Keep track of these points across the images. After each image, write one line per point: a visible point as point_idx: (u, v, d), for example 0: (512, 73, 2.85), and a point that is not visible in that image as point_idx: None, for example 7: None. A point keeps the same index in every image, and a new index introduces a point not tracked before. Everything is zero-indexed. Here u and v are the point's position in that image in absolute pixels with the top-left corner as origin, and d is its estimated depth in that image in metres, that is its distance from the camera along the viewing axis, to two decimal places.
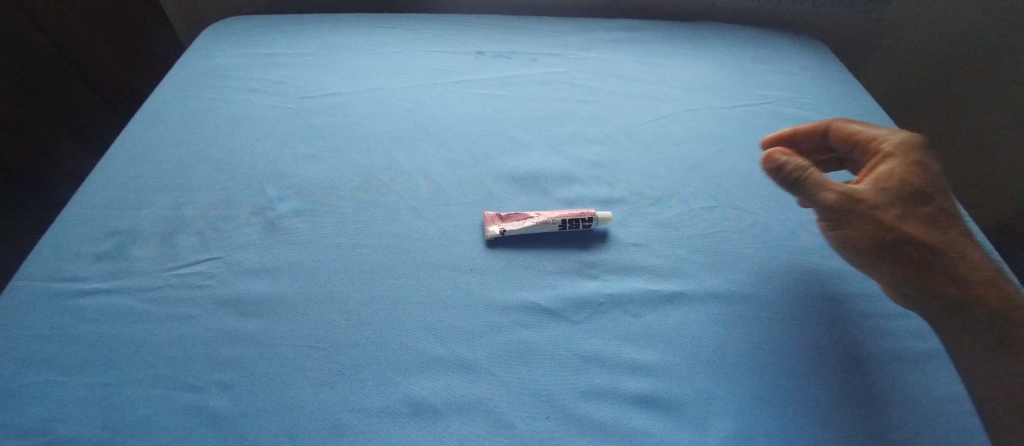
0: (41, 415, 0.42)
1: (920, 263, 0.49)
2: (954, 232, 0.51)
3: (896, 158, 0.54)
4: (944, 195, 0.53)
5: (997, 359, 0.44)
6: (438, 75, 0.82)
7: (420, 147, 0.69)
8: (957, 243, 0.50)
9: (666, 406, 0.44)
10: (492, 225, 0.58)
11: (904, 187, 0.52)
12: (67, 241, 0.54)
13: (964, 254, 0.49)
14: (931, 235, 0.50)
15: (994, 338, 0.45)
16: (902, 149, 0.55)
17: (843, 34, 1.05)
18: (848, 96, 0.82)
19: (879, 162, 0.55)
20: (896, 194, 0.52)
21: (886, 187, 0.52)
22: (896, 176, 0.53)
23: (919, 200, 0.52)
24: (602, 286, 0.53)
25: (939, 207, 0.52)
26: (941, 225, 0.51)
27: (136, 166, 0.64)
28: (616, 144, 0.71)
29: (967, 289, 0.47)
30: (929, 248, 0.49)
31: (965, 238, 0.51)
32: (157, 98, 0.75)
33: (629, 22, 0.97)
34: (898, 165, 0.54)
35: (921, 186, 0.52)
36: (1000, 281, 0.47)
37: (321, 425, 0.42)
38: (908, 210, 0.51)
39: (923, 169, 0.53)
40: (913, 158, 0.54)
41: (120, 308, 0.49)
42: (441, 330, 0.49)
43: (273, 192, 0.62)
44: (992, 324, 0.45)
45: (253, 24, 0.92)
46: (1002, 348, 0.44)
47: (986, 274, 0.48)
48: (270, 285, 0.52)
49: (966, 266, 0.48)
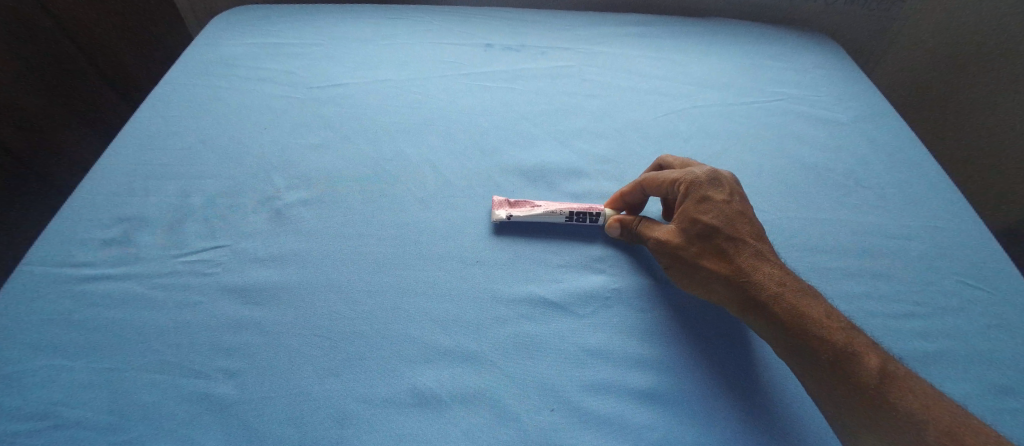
0: (49, 399, 0.42)
1: (742, 303, 0.47)
2: (758, 269, 0.48)
3: (689, 196, 0.52)
4: (738, 226, 0.50)
5: (851, 410, 0.41)
6: (447, 67, 0.81)
7: (426, 139, 0.69)
8: (752, 275, 0.47)
9: (670, 402, 0.44)
10: (500, 209, 0.58)
11: (693, 228, 0.50)
12: (75, 226, 0.55)
13: (755, 286, 0.47)
14: (733, 274, 0.48)
15: (840, 381, 0.42)
16: (695, 186, 0.52)
17: (855, 33, 1.04)
18: (860, 94, 0.81)
19: (680, 202, 0.52)
20: (690, 234, 0.50)
21: (683, 230, 0.51)
22: (687, 213, 0.51)
23: (708, 240, 0.49)
24: (608, 281, 0.53)
25: (746, 244, 0.49)
26: (735, 261, 0.48)
27: (143, 153, 0.64)
28: (624, 139, 0.71)
29: (790, 330, 0.44)
30: (731, 290, 0.48)
31: (764, 268, 0.48)
32: (164, 85, 0.74)
33: (639, 17, 0.96)
34: (688, 204, 0.51)
35: (709, 222, 0.50)
36: (821, 319, 0.44)
37: (327, 413, 0.42)
38: (702, 249, 0.49)
39: (711, 203, 0.51)
40: (700, 193, 0.51)
41: (127, 293, 0.49)
42: (446, 321, 0.48)
43: (280, 181, 0.62)
44: (821, 369, 0.43)
45: (261, 13, 0.91)
46: (853, 396, 0.41)
47: (789, 302, 0.45)
48: (276, 274, 0.52)
49: (776, 308, 0.45)
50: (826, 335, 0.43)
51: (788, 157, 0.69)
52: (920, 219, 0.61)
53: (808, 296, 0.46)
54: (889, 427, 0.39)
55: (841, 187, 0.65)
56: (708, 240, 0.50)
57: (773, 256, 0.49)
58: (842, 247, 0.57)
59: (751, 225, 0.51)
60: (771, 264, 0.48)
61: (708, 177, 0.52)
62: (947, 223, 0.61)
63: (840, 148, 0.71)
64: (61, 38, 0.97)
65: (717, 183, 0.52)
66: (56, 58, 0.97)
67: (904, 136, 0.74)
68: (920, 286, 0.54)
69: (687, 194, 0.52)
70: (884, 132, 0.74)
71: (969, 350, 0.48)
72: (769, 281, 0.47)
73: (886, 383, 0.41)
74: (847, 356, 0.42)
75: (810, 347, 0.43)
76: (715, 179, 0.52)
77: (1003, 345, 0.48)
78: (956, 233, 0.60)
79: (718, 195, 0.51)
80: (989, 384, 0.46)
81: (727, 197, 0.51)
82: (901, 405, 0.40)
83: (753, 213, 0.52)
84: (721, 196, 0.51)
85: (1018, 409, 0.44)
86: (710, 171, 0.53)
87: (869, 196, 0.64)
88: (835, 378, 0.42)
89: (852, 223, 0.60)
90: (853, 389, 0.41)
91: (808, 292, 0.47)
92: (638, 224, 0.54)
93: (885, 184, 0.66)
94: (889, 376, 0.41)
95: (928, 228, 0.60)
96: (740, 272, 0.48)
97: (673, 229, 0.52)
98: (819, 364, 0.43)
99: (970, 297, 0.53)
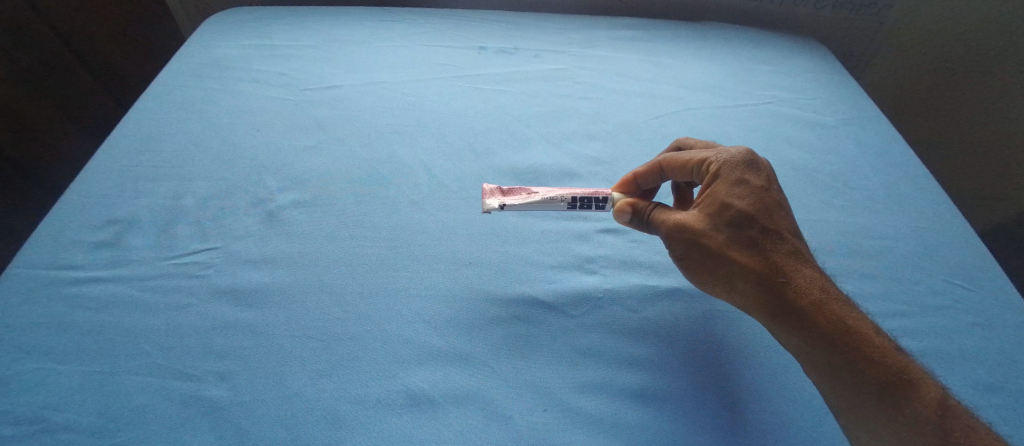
0: (37, 402, 0.41)
1: (772, 297, 0.44)
2: (788, 260, 0.45)
3: (721, 178, 0.49)
4: (772, 214, 0.47)
5: (879, 420, 0.39)
6: (441, 69, 0.81)
7: (420, 141, 0.69)
8: (782, 267, 0.45)
9: (661, 401, 0.44)
10: (492, 198, 0.59)
11: (721, 212, 0.47)
12: (66, 228, 0.54)
13: (786, 281, 0.44)
14: (760, 263, 0.45)
15: (872, 389, 0.40)
16: (728, 168, 0.49)
17: (843, 37, 1.05)
18: (848, 97, 0.83)
19: (710, 183, 0.49)
20: (720, 219, 0.47)
21: (711, 215, 0.47)
22: (717, 196, 0.48)
23: (738, 227, 0.46)
24: (600, 282, 0.53)
25: (778, 236, 0.46)
26: (765, 253, 0.45)
27: (134, 155, 0.63)
28: (616, 141, 0.71)
29: (821, 329, 0.42)
30: (757, 281, 0.45)
31: (794, 261, 0.45)
32: (156, 87, 0.74)
33: (631, 21, 0.97)
34: (719, 187, 0.48)
35: (742, 208, 0.47)
36: (852, 322, 0.42)
37: (320, 414, 0.42)
38: (731, 236, 0.46)
39: (746, 188, 0.48)
40: (736, 176, 0.48)
41: (119, 296, 0.49)
42: (439, 323, 0.49)
43: (273, 183, 0.62)
44: (853, 373, 0.40)
45: (255, 15, 0.91)
46: (884, 404, 0.39)
47: (819, 299, 0.43)
48: (268, 276, 0.52)
49: (807, 305, 0.43)
50: (859, 338, 0.41)
51: (777, 159, 0.70)
52: (906, 220, 0.62)
53: (839, 295, 0.44)
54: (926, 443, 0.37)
55: (830, 189, 0.66)
56: (738, 227, 0.46)
57: (805, 252, 0.47)
58: (830, 248, 0.58)
59: (785, 216, 0.48)
60: (801, 257, 0.46)
61: (744, 161, 0.50)
62: (933, 224, 0.62)
63: (828, 150, 0.72)
64: (51, 36, 0.95)
65: (754, 168, 0.50)
66: (46, 57, 0.95)
67: (891, 138, 0.75)
68: (905, 286, 0.54)
69: (718, 177, 0.49)
70: (871, 135, 0.75)
71: (953, 348, 0.49)
72: (800, 277, 0.45)
73: (929, 400, 0.38)
74: (882, 363, 0.40)
75: (843, 349, 0.41)
76: (751, 164, 0.50)
77: (986, 342, 0.49)
78: (941, 233, 0.61)
79: (754, 180, 0.49)
80: (973, 381, 0.47)
81: (763, 184, 0.49)
82: (939, 419, 0.38)
83: (788, 205, 0.49)
84: (756, 182, 0.49)
85: (999, 405, 0.45)
86: (745, 154, 0.50)
87: (856, 198, 0.65)
88: (865, 386, 0.40)
89: (839, 224, 0.61)
90: (885, 398, 0.39)
91: (837, 291, 0.45)
92: (655, 206, 0.51)
93: (871, 186, 0.67)
94: (932, 394, 0.39)
95: (916, 230, 0.61)
96: (769, 263, 0.45)
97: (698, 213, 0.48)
98: (847, 368, 0.41)
99: (953, 296, 0.54)
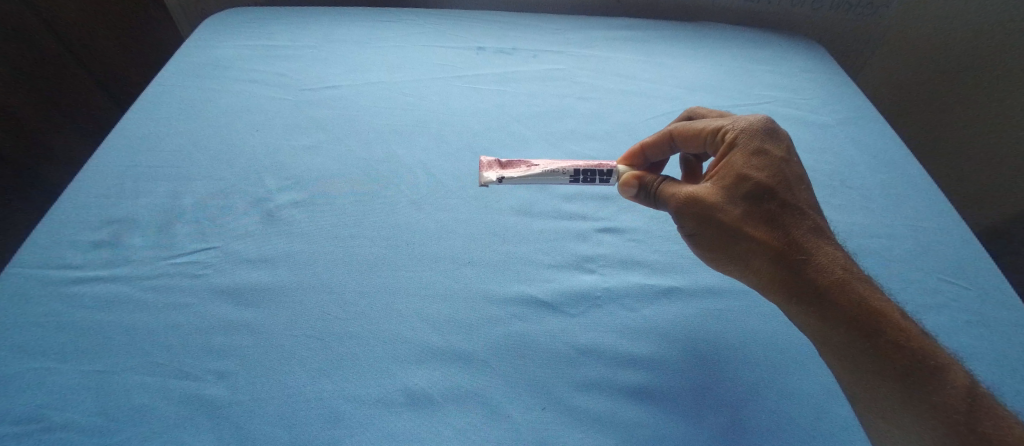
0: (37, 402, 0.41)
1: (789, 271, 0.44)
2: (803, 231, 0.45)
3: (737, 147, 0.48)
4: (790, 188, 0.47)
5: (897, 399, 0.39)
6: (439, 69, 0.82)
7: (419, 141, 0.69)
8: (800, 241, 0.45)
9: (659, 398, 0.45)
10: (491, 172, 0.63)
11: (735, 182, 0.47)
12: (64, 228, 0.54)
13: (804, 256, 0.44)
14: (774, 235, 0.45)
15: (878, 361, 0.40)
16: (746, 138, 0.49)
17: (841, 36, 1.07)
18: (845, 97, 0.83)
19: (725, 153, 0.49)
20: (736, 193, 0.47)
21: (726, 188, 0.47)
22: (732, 166, 0.48)
23: (755, 201, 0.46)
24: (599, 281, 0.53)
25: (797, 211, 0.46)
26: (784, 227, 0.45)
27: (133, 155, 0.63)
28: (614, 141, 0.72)
29: (838, 304, 0.42)
30: (770, 252, 0.45)
31: (807, 232, 0.45)
32: (155, 87, 0.74)
33: (629, 21, 0.97)
34: (736, 158, 0.48)
35: (758, 178, 0.47)
36: (872, 299, 0.42)
37: (320, 413, 0.42)
38: (747, 210, 0.46)
39: (763, 158, 0.48)
40: (753, 146, 0.48)
41: (118, 295, 0.49)
42: (438, 321, 0.49)
43: (273, 183, 0.62)
44: (872, 351, 0.40)
45: (253, 15, 0.91)
46: (893, 381, 0.39)
47: (839, 276, 0.43)
48: (268, 276, 0.52)
49: (825, 280, 0.43)
50: (878, 316, 0.41)
51: None
52: (902, 219, 0.62)
53: (854, 268, 0.44)
54: (938, 423, 0.37)
55: (827, 188, 0.66)
56: (755, 201, 0.46)
57: (824, 227, 0.46)
58: None
59: (804, 189, 0.48)
60: (817, 228, 0.46)
61: (761, 130, 0.49)
62: (930, 223, 0.62)
63: (826, 150, 0.72)
64: (50, 38, 0.95)
65: (771, 138, 0.49)
66: (45, 59, 0.95)
67: (888, 138, 0.75)
68: (902, 285, 0.55)
69: (734, 146, 0.49)
70: (868, 134, 0.76)
71: (950, 346, 0.49)
72: (818, 252, 0.44)
73: (951, 386, 0.38)
74: (893, 337, 0.40)
75: (863, 327, 0.41)
76: (768, 133, 0.50)
77: (982, 340, 0.50)
78: (938, 232, 0.61)
79: (772, 150, 0.48)
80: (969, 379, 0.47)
81: (781, 154, 0.49)
82: (955, 402, 0.37)
83: (806, 179, 0.49)
84: (775, 155, 0.48)
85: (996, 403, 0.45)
86: (762, 123, 0.50)
87: (853, 197, 0.65)
88: (878, 363, 0.40)
89: (836, 223, 0.62)
90: (896, 373, 0.39)
91: (851, 264, 0.45)
92: (663, 177, 0.52)
93: (868, 185, 0.67)
94: (950, 377, 0.38)
95: (913, 229, 0.61)
96: (786, 238, 0.45)
97: (711, 184, 0.49)
98: (858, 340, 0.41)
99: (949, 294, 0.54)
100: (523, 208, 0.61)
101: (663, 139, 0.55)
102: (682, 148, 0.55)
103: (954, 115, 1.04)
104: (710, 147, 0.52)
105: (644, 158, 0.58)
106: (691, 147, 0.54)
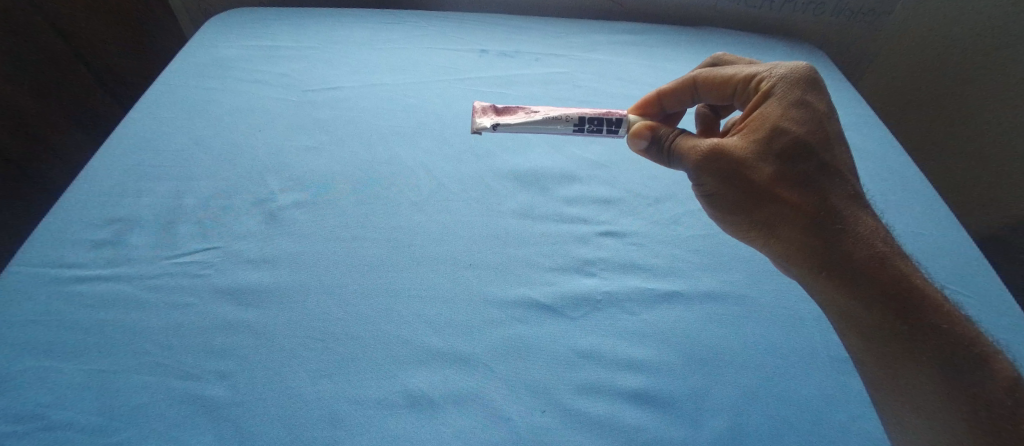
0: (36, 401, 0.41)
1: (820, 234, 0.43)
2: (835, 192, 0.44)
3: (774, 99, 0.47)
4: (828, 148, 0.45)
5: (920, 376, 0.39)
6: (442, 72, 0.82)
7: (421, 142, 0.69)
8: (834, 205, 0.43)
9: (659, 402, 0.45)
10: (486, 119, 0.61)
11: (768, 134, 0.45)
12: (65, 227, 0.54)
13: (838, 219, 0.43)
14: (804, 193, 0.44)
15: (907, 334, 0.39)
16: (785, 90, 0.47)
17: (840, 42, 1.07)
18: (845, 103, 0.83)
19: (759, 102, 0.48)
20: (770, 148, 0.45)
21: (758, 142, 0.45)
22: (766, 117, 0.46)
23: (790, 159, 0.44)
24: (598, 285, 0.54)
25: (834, 174, 0.45)
26: (819, 191, 0.44)
27: (135, 155, 0.64)
28: (615, 145, 0.72)
29: (871, 272, 0.41)
30: (796, 210, 0.44)
31: (841, 197, 0.44)
32: (157, 87, 0.74)
33: (629, 25, 0.98)
34: (773, 110, 0.46)
35: (794, 131, 0.45)
36: (906, 270, 0.41)
37: (321, 415, 0.42)
38: (780, 168, 0.44)
39: (801, 110, 0.46)
40: (792, 96, 0.46)
41: (118, 294, 0.49)
42: (439, 324, 0.49)
43: (274, 183, 0.62)
44: (901, 322, 0.40)
45: (256, 16, 0.92)
46: (909, 343, 0.39)
47: (873, 245, 0.42)
48: (268, 276, 0.52)
49: (858, 246, 0.42)
50: (913, 288, 0.40)
51: None
52: (901, 225, 0.63)
53: (885, 233, 0.43)
54: (961, 405, 0.37)
55: None
56: (790, 158, 0.44)
57: (860, 195, 0.45)
58: None
59: (841, 152, 0.46)
60: (850, 188, 0.45)
61: (801, 80, 0.48)
62: (929, 229, 0.62)
63: None
64: (53, 36, 0.94)
65: (812, 90, 0.48)
66: (47, 58, 0.94)
67: (888, 145, 0.76)
68: None
69: (770, 95, 0.47)
70: (868, 141, 0.76)
71: None
72: (852, 218, 0.43)
73: (983, 369, 0.37)
74: (924, 309, 0.39)
75: (896, 296, 0.40)
76: (810, 84, 0.48)
77: None
78: (937, 238, 0.61)
79: (813, 104, 0.46)
80: None
81: (822, 107, 0.47)
82: (969, 367, 0.37)
83: (845, 141, 0.47)
84: (816, 109, 0.46)
85: None
86: (804, 73, 0.48)
87: None
88: (907, 336, 0.39)
89: None
90: (917, 339, 0.39)
91: (883, 228, 0.44)
92: (678, 131, 0.51)
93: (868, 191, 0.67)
94: (985, 362, 0.38)
95: (912, 235, 0.61)
96: (819, 201, 0.43)
97: (738, 136, 0.47)
98: (886, 308, 0.40)
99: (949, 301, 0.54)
100: (525, 211, 0.61)
101: (686, 86, 0.55)
102: (704, 97, 0.55)
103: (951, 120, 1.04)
104: (739, 95, 0.51)
105: (661, 107, 0.58)
106: (716, 94, 0.54)
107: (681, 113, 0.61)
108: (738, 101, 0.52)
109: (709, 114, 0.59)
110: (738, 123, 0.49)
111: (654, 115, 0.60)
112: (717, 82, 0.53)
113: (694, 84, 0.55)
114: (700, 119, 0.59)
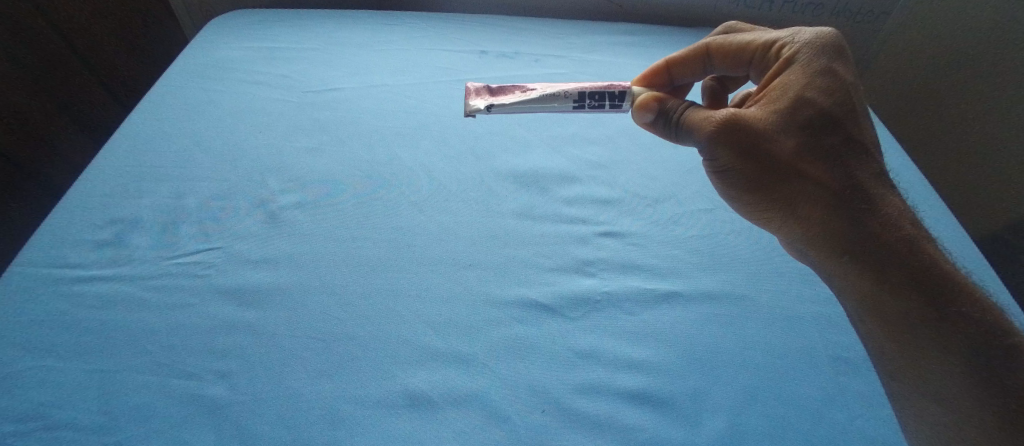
0: (40, 401, 0.42)
1: (838, 210, 0.43)
2: (856, 166, 0.44)
3: (797, 67, 0.46)
4: (850, 118, 0.45)
5: (932, 350, 0.39)
6: (445, 73, 0.82)
7: (421, 143, 0.70)
8: (853, 179, 0.43)
9: (659, 402, 0.45)
10: (479, 103, 0.63)
11: (790, 105, 0.45)
12: (67, 227, 0.55)
13: (857, 194, 0.43)
14: (822, 168, 0.44)
15: (923, 306, 0.39)
16: (809, 59, 0.46)
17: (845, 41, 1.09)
18: None
19: (780, 69, 0.47)
20: (790, 119, 0.44)
21: (778, 113, 0.45)
22: (787, 86, 0.45)
23: (811, 132, 0.44)
24: (598, 285, 0.54)
25: (855, 147, 0.44)
26: (838, 165, 0.43)
27: (138, 155, 0.64)
28: (615, 145, 0.72)
29: (887, 246, 0.41)
30: (813, 184, 0.44)
31: (862, 171, 0.44)
32: (161, 88, 0.75)
33: (628, 26, 0.98)
34: (794, 79, 0.45)
35: (817, 101, 0.44)
36: (924, 244, 0.41)
37: (321, 414, 0.42)
38: (799, 141, 0.44)
39: (826, 78, 0.45)
40: (817, 63, 0.46)
41: (120, 295, 0.49)
42: (440, 325, 0.49)
43: (275, 184, 0.62)
44: (918, 295, 0.40)
45: (257, 17, 0.92)
46: (923, 315, 0.39)
47: (891, 220, 0.42)
48: (268, 277, 0.52)
49: (875, 222, 0.42)
50: (930, 261, 0.40)
51: None
52: None
53: (905, 207, 0.43)
54: (971, 379, 0.37)
55: None
56: (811, 130, 0.44)
57: (880, 168, 0.45)
58: None
59: (863, 122, 0.45)
60: (870, 160, 0.45)
61: (826, 47, 0.47)
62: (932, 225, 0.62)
63: None
64: (61, 44, 0.96)
65: (838, 58, 0.47)
66: (57, 64, 0.96)
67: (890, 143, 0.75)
68: None
69: (792, 62, 0.47)
70: None
71: None
72: (872, 192, 0.43)
73: (997, 343, 0.38)
74: (941, 282, 0.40)
75: (912, 269, 0.40)
76: (834, 52, 0.47)
77: None
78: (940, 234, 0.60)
79: (839, 73, 0.46)
80: None
81: (846, 76, 0.46)
82: (984, 337, 0.38)
83: (866, 113, 0.46)
84: (841, 78, 0.45)
85: None
86: (829, 40, 0.48)
87: None
88: (925, 308, 0.39)
89: None
90: (933, 312, 0.39)
91: (902, 202, 0.43)
92: (687, 104, 0.51)
93: None
94: (1002, 336, 0.38)
95: None
96: (838, 175, 0.43)
97: (756, 106, 0.47)
98: (904, 281, 0.40)
99: None
100: (524, 211, 0.61)
101: (698, 54, 0.54)
102: (717, 66, 0.54)
103: (948, 118, 1.03)
104: (756, 64, 0.50)
105: (668, 77, 0.58)
106: (730, 63, 0.53)
107: (687, 86, 0.60)
108: (754, 70, 0.51)
109: (715, 87, 0.58)
110: (755, 92, 0.49)
111: (660, 86, 0.59)
112: (731, 50, 0.52)
113: (707, 53, 0.54)
114: (707, 92, 0.58)
